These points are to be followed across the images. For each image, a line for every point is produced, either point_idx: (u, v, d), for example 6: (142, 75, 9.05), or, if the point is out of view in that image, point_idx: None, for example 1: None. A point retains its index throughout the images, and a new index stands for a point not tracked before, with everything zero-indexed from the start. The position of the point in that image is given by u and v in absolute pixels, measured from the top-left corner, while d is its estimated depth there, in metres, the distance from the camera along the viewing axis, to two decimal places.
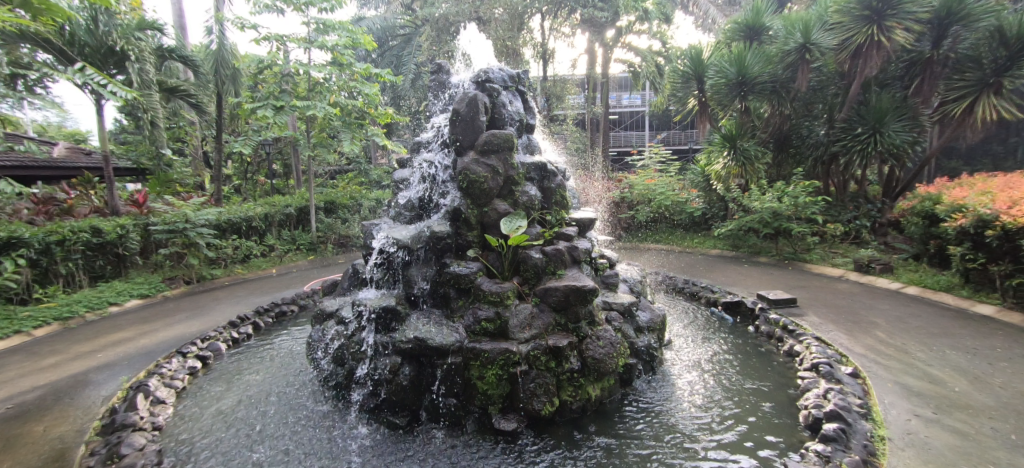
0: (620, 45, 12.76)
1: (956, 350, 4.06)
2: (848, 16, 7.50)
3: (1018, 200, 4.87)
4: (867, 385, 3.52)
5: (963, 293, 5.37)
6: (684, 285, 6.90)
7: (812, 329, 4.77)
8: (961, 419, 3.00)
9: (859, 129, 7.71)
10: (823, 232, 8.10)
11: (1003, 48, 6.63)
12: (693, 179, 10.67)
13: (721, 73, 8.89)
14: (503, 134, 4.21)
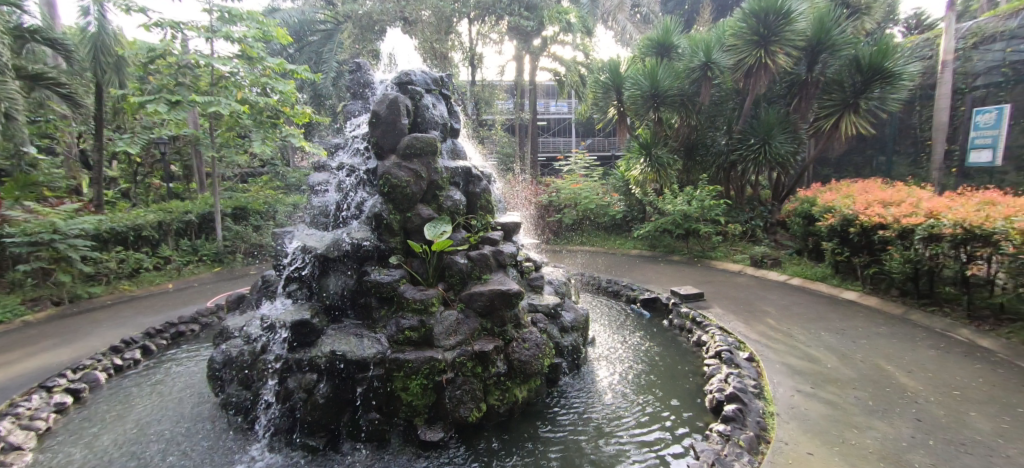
0: (545, 54, 13.19)
1: (829, 332, 4.69)
2: (741, 40, 8.40)
3: (872, 204, 5.79)
4: (760, 368, 3.95)
5: (833, 282, 6.24)
6: (607, 284, 7.27)
7: (717, 319, 5.23)
8: (832, 391, 3.47)
9: (752, 140, 8.67)
10: (725, 231, 8.97)
11: (859, 75, 7.83)
12: (615, 184, 11.25)
13: (636, 85, 9.57)
14: (426, 138, 4.12)
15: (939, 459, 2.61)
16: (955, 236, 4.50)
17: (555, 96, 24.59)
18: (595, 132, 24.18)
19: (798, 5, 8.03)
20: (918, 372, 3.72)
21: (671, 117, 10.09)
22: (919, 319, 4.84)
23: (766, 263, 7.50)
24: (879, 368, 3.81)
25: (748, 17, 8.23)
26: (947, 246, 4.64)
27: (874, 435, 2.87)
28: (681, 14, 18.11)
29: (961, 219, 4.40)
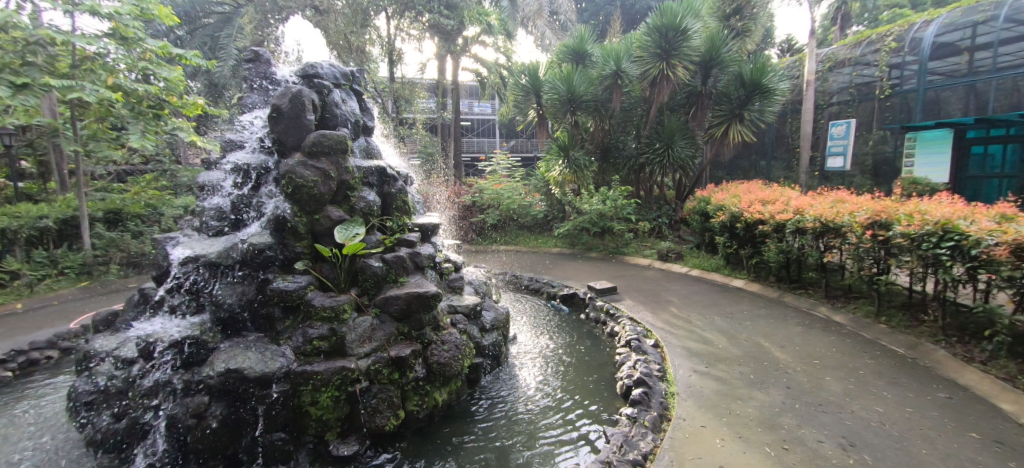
0: (467, 55, 13.13)
1: (721, 316, 5.25)
2: (646, 52, 9.09)
3: (753, 202, 6.57)
4: (663, 353, 4.30)
5: (725, 272, 7.01)
6: (529, 282, 7.45)
7: (627, 311, 5.59)
8: (722, 368, 3.89)
9: (657, 144, 9.42)
10: (636, 229, 9.63)
11: (743, 89, 8.84)
12: (536, 185, 11.53)
13: (553, 90, 9.99)
14: (336, 135, 3.89)
15: (803, 420, 3.05)
16: (816, 228, 5.28)
17: (477, 97, 24.60)
18: (517, 134, 24.59)
19: (693, 24, 8.86)
20: (789, 346, 4.31)
21: (586, 121, 10.60)
22: (790, 301, 5.62)
23: (670, 257, 8.18)
24: (760, 345, 4.35)
25: (652, 31, 8.92)
26: (810, 238, 5.43)
27: (754, 404, 3.27)
28: (595, 24, 19.03)
29: (819, 215, 5.18)
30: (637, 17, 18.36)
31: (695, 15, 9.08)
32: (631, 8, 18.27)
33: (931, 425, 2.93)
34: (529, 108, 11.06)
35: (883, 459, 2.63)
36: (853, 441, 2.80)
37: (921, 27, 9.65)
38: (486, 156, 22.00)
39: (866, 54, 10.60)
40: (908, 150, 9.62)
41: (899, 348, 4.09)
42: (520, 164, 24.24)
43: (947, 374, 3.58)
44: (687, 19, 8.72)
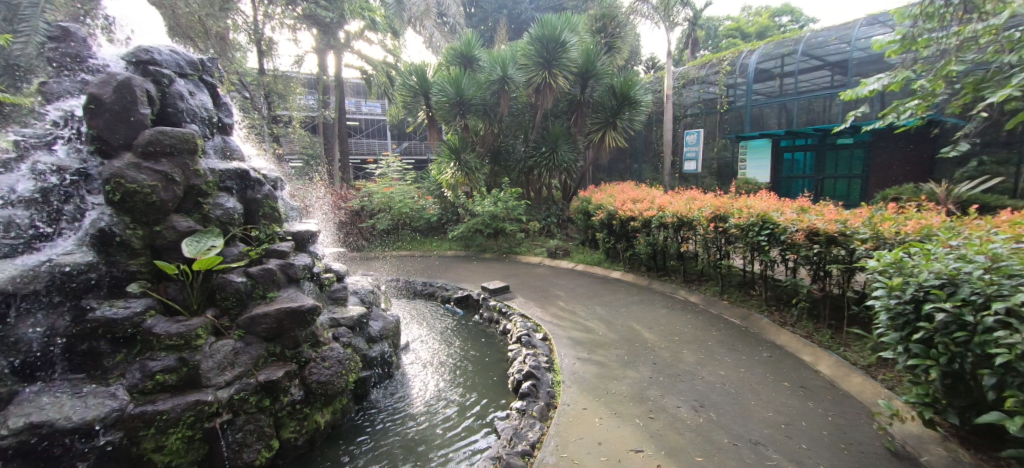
0: (350, 51, 12.36)
1: (601, 305, 5.72)
2: (530, 60, 9.53)
3: (626, 200, 7.27)
4: (551, 345, 4.54)
5: (605, 265, 7.66)
6: (423, 287, 7.26)
7: (518, 307, 5.76)
8: (601, 353, 4.24)
9: (543, 148, 9.91)
10: (527, 229, 10.00)
11: (616, 99, 9.75)
12: (429, 187, 11.29)
13: (442, 92, 9.99)
14: (179, 133, 3.32)
15: (666, 390, 3.46)
16: (674, 222, 6.04)
17: (363, 96, 23.23)
18: (407, 136, 23.79)
19: (570, 37, 9.51)
20: (656, 326, 4.87)
21: (477, 124, 10.69)
22: (657, 286, 6.35)
23: (558, 254, 8.67)
24: (633, 329, 4.83)
25: (534, 42, 9.39)
26: (670, 231, 6.19)
27: (627, 382, 3.62)
28: (484, 29, 19.20)
29: (677, 211, 5.94)
30: (523, 26, 18.95)
31: (572, 29, 9.75)
32: (517, 17, 18.78)
33: (758, 381, 3.55)
34: (417, 109, 11.04)
35: (725, 414, 3.11)
36: (704, 403, 3.26)
37: (747, 56, 11.63)
38: (375, 159, 20.91)
39: (709, 74, 12.45)
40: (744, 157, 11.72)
41: (737, 320, 4.88)
42: (412, 166, 23.56)
43: (770, 337, 4.36)
44: (565, 32, 9.34)
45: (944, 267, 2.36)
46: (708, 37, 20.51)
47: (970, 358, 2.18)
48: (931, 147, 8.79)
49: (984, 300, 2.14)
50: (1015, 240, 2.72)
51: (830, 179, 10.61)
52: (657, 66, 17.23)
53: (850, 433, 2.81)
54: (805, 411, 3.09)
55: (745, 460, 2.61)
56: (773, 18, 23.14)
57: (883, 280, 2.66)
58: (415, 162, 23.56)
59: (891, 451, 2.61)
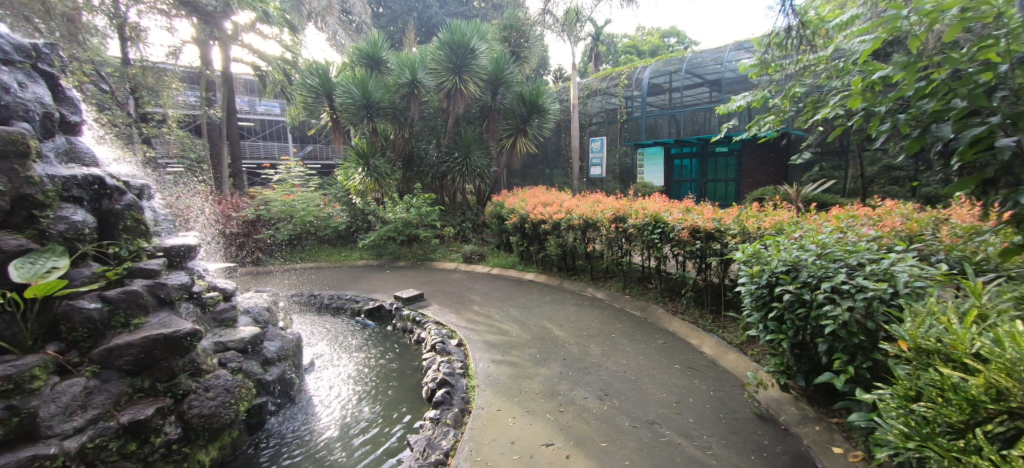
0: (241, 45, 11.25)
1: (515, 307, 5.84)
2: (440, 65, 9.52)
3: (536, 205, 7.52)
4: (466, 350, 4.52)
5: (519, 267, 7.85)
6: (330, 301, 6.78)
7: (432, 315, 5.65)
8: (514, 354, 4.32)
9: (456, 154, 9.92)
10: (442, 234, 9.89)
11: (525, 107, 10.08)
12: (336, 194, 10.63)
13: (347, 94, 9.58)
14: (4, 132, 2.70)
15: (574, 383, 3.64)
16: (580, 224, 6.39)
17: (257, 95, 21.14)
18: (310, 139, 22.14)
19: (480, 45, 9.65)
20: (566, 324, 5.09)
21: (386, 128, 10.38)
22: (567, 285, 6.65)
23: (474, 259, 8.67)
24: (545, 327, 5.00)
25: (443, 47, 9.42)
26: (576, 232, 6.54)
27: (539, 379, 3.74)
28: (392, 31, 18.63)
29: (582, 214, 6.30)
30: (433, 30, 18.69)
31: (482, 37, 9.90)
32: (427, 21, 18.48)
33: (655, 366, 3.89)
34: (320, 111, 10.37)
35: (626, 399, 3.35)
36: (608, 392, 3.48)
37: (642, 71, 12.74)
38: (273, 163, 19.24)
39: (610, 86, 13.43)
40: (640, 163, 12.92)
41: (637, 311, 5.30)
42: (317, 172, 22.10)
43: (664, 325, 4.80)
44: (474, 39, 9.47)
45: (789, 255, 2.81)
46: (609, 52, 22.06)
47: (809, 330, 2.62)
48: (784, 155, 10.45)
49: (817, 281, 2.59)
50: (839, 231, 3.32)
51: (710, 183, 12.04)
52: (564, 76, 18.13)
53: (727, 403, 3.21)
54: (692, 388, 3.46)
55: (643, 440, 2.85)
56: (664, 38, 25.61)
57: (747, 269, 3.08)
58: (320, 167, 21.98)
59: (757, 415, 3.03)
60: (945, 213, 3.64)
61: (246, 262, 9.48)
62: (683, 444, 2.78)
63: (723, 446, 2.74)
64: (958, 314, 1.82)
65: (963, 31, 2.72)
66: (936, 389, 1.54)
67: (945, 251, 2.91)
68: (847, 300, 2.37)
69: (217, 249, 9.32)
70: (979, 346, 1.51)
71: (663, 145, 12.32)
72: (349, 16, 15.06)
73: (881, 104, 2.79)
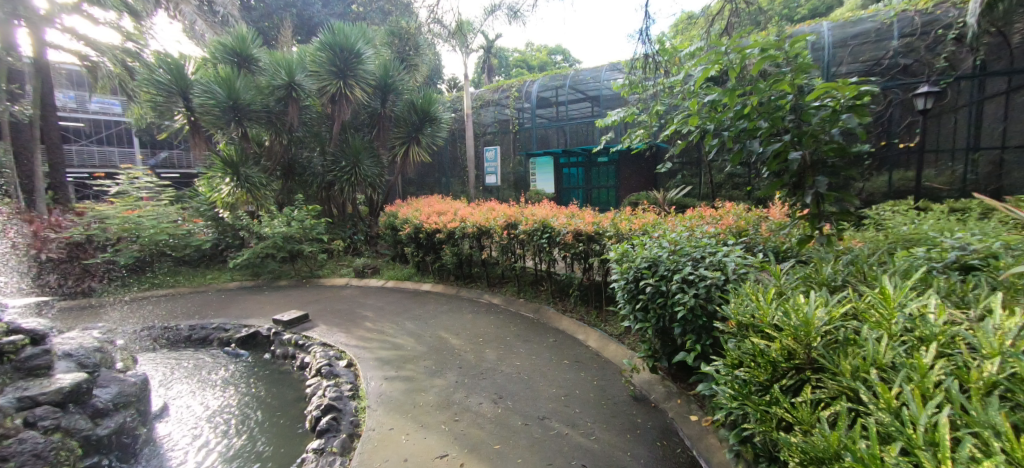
0: (61, 29, 9.27)
1: (410, 319, 5.66)
2: (321, 68, 8.93)
3: (430, 214, 7.42)
4: (356, 370, 4.25)
5: (416, 278, 7.65)
6: (191, 332, 5.86)
7: (319, 337, 5.20)
8: (409, 368, 4.19)
9: (342, 162, 9.33)
10: (330, 248, 9.22)
11: (416, 115, 9.90)
12: (197, 207, 9.28)
13: (207, 94, 8.47)
14: None
15: (470, 390, 3.66)
16: (474, 232, 6.46)
17: (87, 90, 17.53)
18: (163, 144, 18.98)
19: (366, 50, 9.25)
20: (462, 332, 5.09)
21: (259, 134, 9.39)
22: (464, 293, 6.65)
23: (366, 273, 8.21)
24: (441, 338, 4.94)
25: (324, 48, 8.86)
26: (470, 240, 6.60)
27: (434, 391, 3.68)
28: (267, 27, 16.69)
29: (476, 221, 6.39)
30: (315, 30, 17.41)
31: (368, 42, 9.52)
32: (308, 20, 17.13)
33: (546, 364, 4.08)
34: (172, 112, 8.99)
35: (519, 399, 3.47)
36: (502, 395, 3.56)
37: (530, 85, 13.42)
38: (114, 172, 16.17)
39: (501, 97, 13.92)
40: (532, 171, 13.08)
41: (530, 314, 5.50)
42: (175, 182, 19.07)
43: (554, 325, 5.07)
44: (359, 43, 9.07)
45: (650, 253, 3.19)
46: (501, 65, 22.75)
47: (666, 316, 2.99)
48: (652, 166, 11.82)
49: (670, 273, 2.98)
50: (689, 229, 3.86)
51: (596, 190, 12.92)
52: (459, 86, 18.31)
53: (608, 390, 3.50)
54: (579, 381, 3.70)
55: (534, 436, 2.97)
56: (551, 55, 27.25)
57: (617, 267, 3.43)
58: (177, 176, 18.94)
59: (633, 397, 3.36)
60: (765, 212, 4.45)
61: (73, 293, 7.71)
62: (570, 434, 2.96)
63: (603, 430, 2.98)
64: (766, 292, 2.24)
65: (764, 68, 3.43)
66: (751, 356, 1.86)
67: (763, 243, 3.56)
68: (693, 288, 2.77)
69: (29, 279, 7.47)
70: (776, 317, 1.87)
71: (553, 155, 12.77)
72: (212, 7, 13.30)
73: (714, 123, 3.33)
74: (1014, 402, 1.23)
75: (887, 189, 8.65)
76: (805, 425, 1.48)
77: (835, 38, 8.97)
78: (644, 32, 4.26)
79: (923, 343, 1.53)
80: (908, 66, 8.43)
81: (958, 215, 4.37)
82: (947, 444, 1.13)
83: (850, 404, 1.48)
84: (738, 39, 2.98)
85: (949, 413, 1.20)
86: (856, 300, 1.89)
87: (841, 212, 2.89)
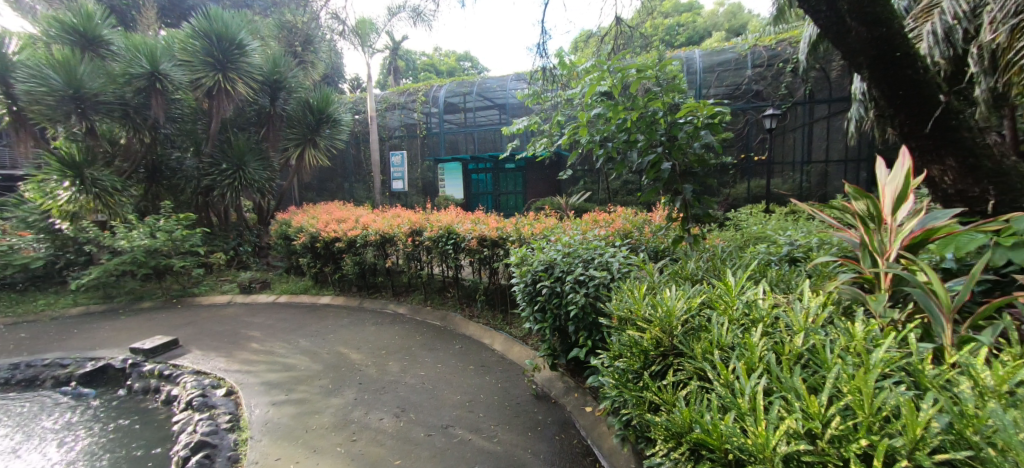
0: None
1: (305, 337, 5.23)
2: (193, 58, 7.90)
3: (329, 222, 6.97)
4: (237, 398, 3.79)
5: (313, 292, 7.09)
6: (13, 372, 4.75)
7: (190, 364, 4.56)
8: (301, 390, 3.86)
9: (223, 165, 8.33)
10: (207, 263, 8.16)
11: (311, 115, 9.21)
12: (22, 217, 7.60)
13: (37, 79, 6.98)
14: None
15: (370, 406, 3.48)
16: (377, 240, 6.19)
17: None
18: None
19: (250, 41, 8.44)
20: (364, 346, 4.83)
21: (112, 130, 7.99)
22: (367, 304, 6.32)
23: (254, 288, 7.41)
24: (340, 354, 4.63)
25: (198, 36, 7.87)
26: (373, 249, 6.31)
27: (330, 412, 3.43)
28: (122, 6, 13.70)
29: (379, 229, 6.13)
30: (188, 15, 15.36)
31: (252, 32, 8.66)
32: (179, 2, 15.06)
33: (451, 371, 4.05)
34: None
35: (422, 410, 3.39)
36: (405, 407, 3.45)
37: (436, 90, 13.30)
38: None
39: (407, 101, 13.63)
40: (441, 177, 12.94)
41: (437, 322, 5.41)
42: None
43: (461, 331, 5.05)
44: (242, 33, 8.22)
45: (546, 256, 3.35)
46: (408, 68, 22.20)
47: (561, 316, 3.15)
48: (556, 172, 12.55)
49: (563, 275, 3.15)
50: (582, 232, 4.12)
51: (503, 196, 13.06)
52: (362, 87, 17.49)
53: (511, 391, 3.58)
54: (483, 385, 3.73)
55: (436, 446, 2.92)
56: (459, 61, 27.37)
57: (517, 271, 3.55)
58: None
59: (535, 396, 3.49)
60: (649, 216, 4.94)
61: None
62: (473, 439, 2.97)
63: (506, 431, 3.04)
64: (642, 288, 2.47)
65: (641, 86, 3.83)
66: (628, 347, 2.03)
67: (646, 243, 3.93)
68: (583, 287, 2.96)
69: None
70: (647, 310, 2.07)
71: (460, 161, 12.82)
72: None
73: (599, 134, 3.59)
74: (812, 367, 1.49)
75: (747, 194, 10.12)
76: (667, 404, 1.65)
77: (704, 64, 10.24)
78: (541, 46, 4.49)
79: (755, 324, 1.79)
80: (760, 92, 9.97)
81: (795, 216, 5.29)
82: (764, 406, 1.34)
83: (701, 382, 1.67)
84: (618, 59, 3.25)
85: (765, 380, 1.42)
86: (710, 291, 2.16)
87: (704, 216, 3.32)
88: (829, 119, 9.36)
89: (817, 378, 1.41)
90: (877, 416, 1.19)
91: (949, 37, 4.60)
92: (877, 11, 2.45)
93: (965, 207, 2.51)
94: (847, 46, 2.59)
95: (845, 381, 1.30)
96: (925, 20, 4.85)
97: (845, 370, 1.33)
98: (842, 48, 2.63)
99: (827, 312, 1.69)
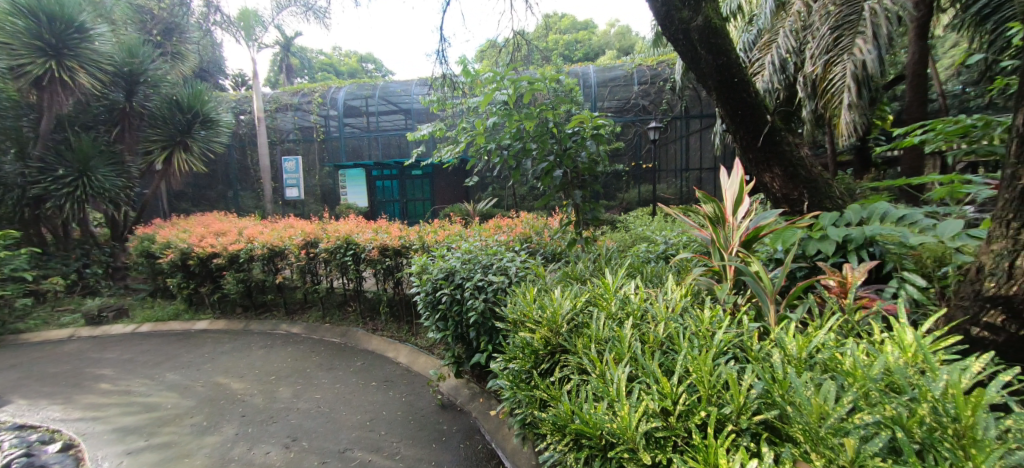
0: None
1: (174, 369, 4.55)
2: (13, 39, 6.48)
3: (204, 235, 6.17)
4: (79, 452, 3.15)
5: (185, 317, 6.20)
6: None
7: (10, 418, 3.69)
8: (167, 432, 3.34)
9: (59, 171, 6.95)
10: (37, 290, 6.70)
11: (181, 114, 8.08)
12: None
13: None
14: None
15: (254, 441, 3.13)
16: (264, 254, 5.62)
17: None
18: None
19: (94, 25, 7.18)
20: (249, 373, 4.34)
21: None
22: (254, 326, 5.70)
23: (106, 318, 6.26)
24: (220, 385, 4.11)
25: (19, 13, 6.50)
26: (259, 264, 5.72)
27: (204, 453, 3.02)
28: None
29: (265, 242, 5.57)
30: None
31: (96, 13, 7.35)
32: None
33: (350, 390, 3.82)
34: None
35: (316, 437, 3.14)
36: (297, 436, 3.17)
37: (335, 91, 12.49)
38: None
39: (303, 102, 12.61)
40: (341, 184, 11.75)
41: (336, 339, 5.07)
42: None
43: (363, 346, 4.79)
44: (82, 14, 6.94)
45: (445, 264, 3.33)
46: (303, 67, 20.72)
47: (462, 322, 3.15)
48: (463, 178, 12.52)
49: (462, 282, 3.16)
50: (483, 239, 4.17)
51: (410, 203, 12.90)
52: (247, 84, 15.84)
53: (416, 404, 3.49)
54: (386, 401, 3.58)
55: None
56: (361, 62, 26.27)
57: (416, 280, 3.48)
58: None
59: (440, 406, 3.45)
60: (548, 220, 5.16)
61: None
62: (373, 459, 2.83)
63: (409, 446, 2.95)
64: (535, 290, 2.58)
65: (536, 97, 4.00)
66: (520, 348, 2.10)
67: (543, 247, 4.10)
68: (481, 293, 3.00)
69: None
70: (537, 311, 2.16)
71: (363, 168, 11.88)
72: None
73: (495, 141, 3.68)
74: (670, 352, 1.69)
75: (637, 198, 11.11)
76: (553, 399, 1.74)
77: (598, 79, 11.06)
78: (441, 52, 4.46)
79: (628, 318, 1.97)
80: (646, 106, 11.06)
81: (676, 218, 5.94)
82: (628, 392, 1.48)
83: (581, 375, 1.79)
84: (510, 70, 3.37)
85: (631, 368, 1.57)
86: (593, 290, 2.33)
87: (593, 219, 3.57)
88: (701, 132, 10.61)
89: (672, 362, 1.61)
90: (714, 389, 1.39)
91: (783, 67, 5.53)
92: (721, 43, 2.85)
93: (787, 208, 3.05)
94: (700, 71, 3.00)
95: (691, 362, 1.49)
96: (765, 52, 5.73)
97: (691, 351, 1.53)
98: (696, 72, 3.02)
99: (684, 302, 1.93)
